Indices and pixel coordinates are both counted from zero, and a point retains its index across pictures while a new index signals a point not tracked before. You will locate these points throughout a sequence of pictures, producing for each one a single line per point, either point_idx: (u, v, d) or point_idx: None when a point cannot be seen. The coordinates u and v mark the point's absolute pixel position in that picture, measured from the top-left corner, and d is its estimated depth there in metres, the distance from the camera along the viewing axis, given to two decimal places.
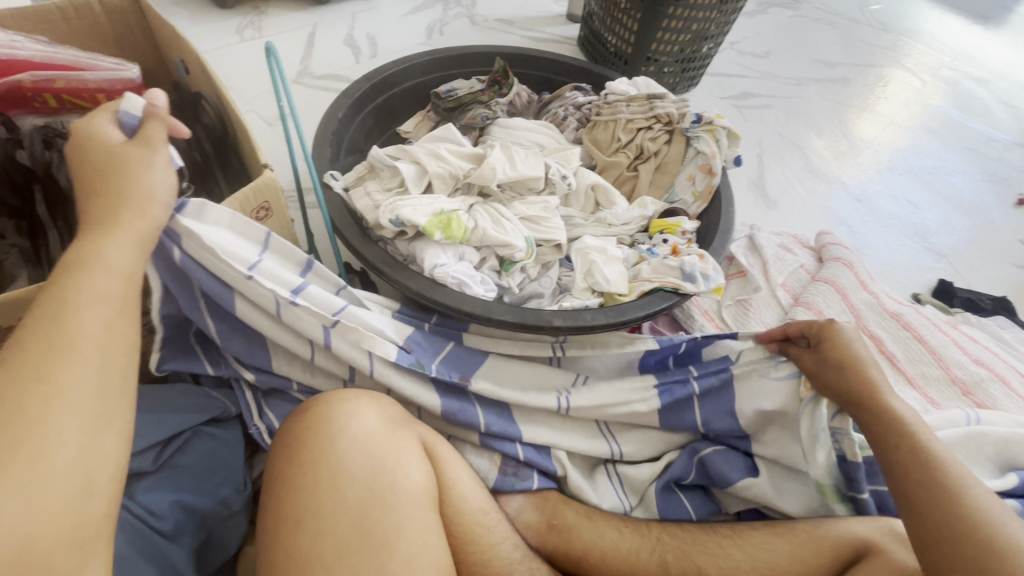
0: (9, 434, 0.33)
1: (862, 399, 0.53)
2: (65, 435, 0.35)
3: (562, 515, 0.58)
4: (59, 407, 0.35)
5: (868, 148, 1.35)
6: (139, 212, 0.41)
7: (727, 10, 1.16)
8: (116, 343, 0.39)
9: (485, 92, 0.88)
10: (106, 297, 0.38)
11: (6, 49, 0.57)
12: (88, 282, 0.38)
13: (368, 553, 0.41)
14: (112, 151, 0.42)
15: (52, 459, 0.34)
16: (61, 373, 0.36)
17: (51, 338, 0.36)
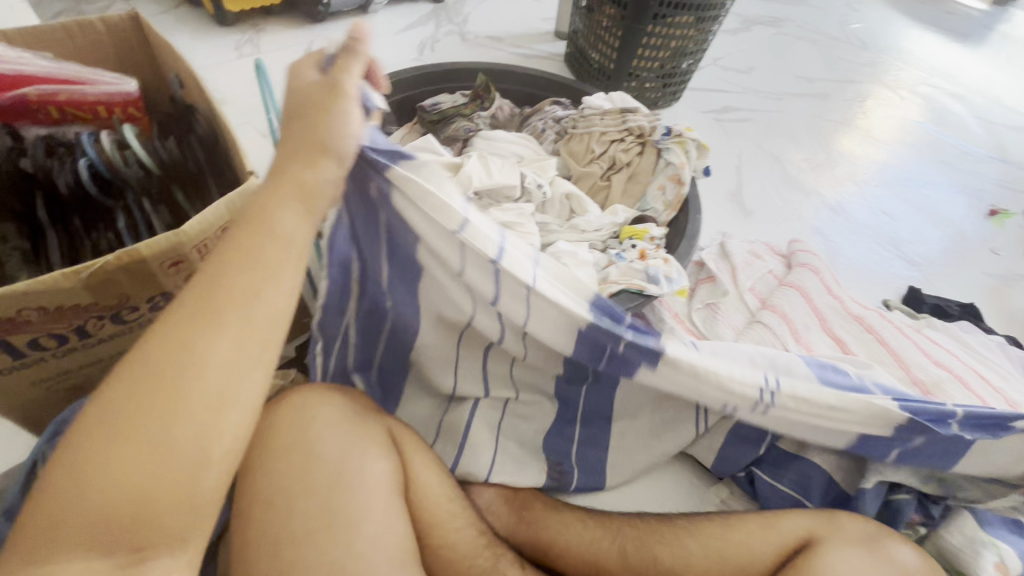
0: (155, 389, 0.35)
1: None
2: (191, 404, 0.36)
3: (531, 508, 0.63)
4: (190, 381, 0.36)
5: (845, 161, 1.39)
6: (305, 162, 0.44)
7: (704, 28, 1.21)
8: (261, 311, 0.39)
9: (467, 107, 0.93)
10: (263, 264, 0.40)
11: (14, 66, 0.61)
12: (255, 241, 0.41)
13: (334, 531, 0.44)
14: (317, 99, 0.45)
15: (173, 426, 0.35)
16: (196, 335, 0.37)
17: (207, 300, 0.38)
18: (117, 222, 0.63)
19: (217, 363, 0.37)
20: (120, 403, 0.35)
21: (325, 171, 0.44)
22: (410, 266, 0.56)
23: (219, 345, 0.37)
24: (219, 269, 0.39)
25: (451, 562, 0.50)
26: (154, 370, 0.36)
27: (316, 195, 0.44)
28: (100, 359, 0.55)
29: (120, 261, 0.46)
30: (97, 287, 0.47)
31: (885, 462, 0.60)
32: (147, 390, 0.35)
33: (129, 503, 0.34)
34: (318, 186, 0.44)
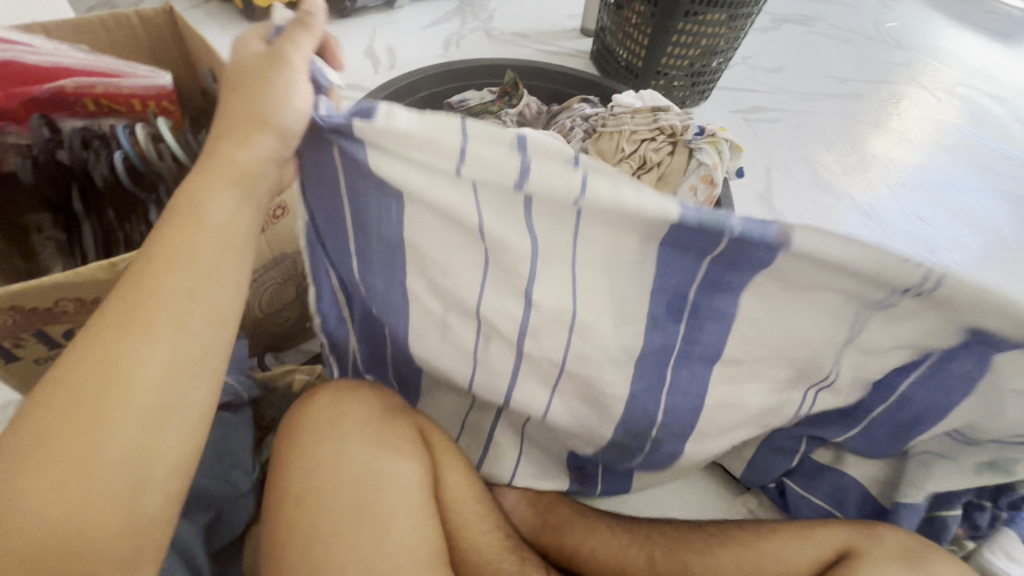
0: (90, 424, 0.41)
1: None
2: (123, 435, 0.41)
3: (556, 513, 0.62)
4: (122, 411, 0.41)
5: (879, 164, 1.35)
6: (231, 152, 0.44)
7: (736, 26, 1.18)
8: (188, 329, 0.44)
9: (495, 104, 0.93)
10: (182, 285, 0.44)
11: (53, 57, 0.61)
12: (180, 254, 0.44)
13: (364, 530, 0.43)
14: (256, 72, 0.44)
15: (109, 454, 0.41)
16: (124, 356, 0.42)
17: (134, 328, 0.42)
18: (149, 215, 0.64)
19: (145, 381, 0.42)
20: (51, 422, 0.40)
21: (256, 154, 0.44)
22: (390, 259, 0.52)
23: (147, 364, 0.42)
24: (144, 291, 0.43)
25: (479, 564, 0.50)
26: (83, 405, 0.41)
27: (243, 179, 0.45)
28: None
29: (157, 255, 0.46)
30: (133, 280, 0.47)
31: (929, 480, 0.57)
32: (79, 410, 0.40)
33: (68, 515, 0.40)
34: (251, 176, 0.45)
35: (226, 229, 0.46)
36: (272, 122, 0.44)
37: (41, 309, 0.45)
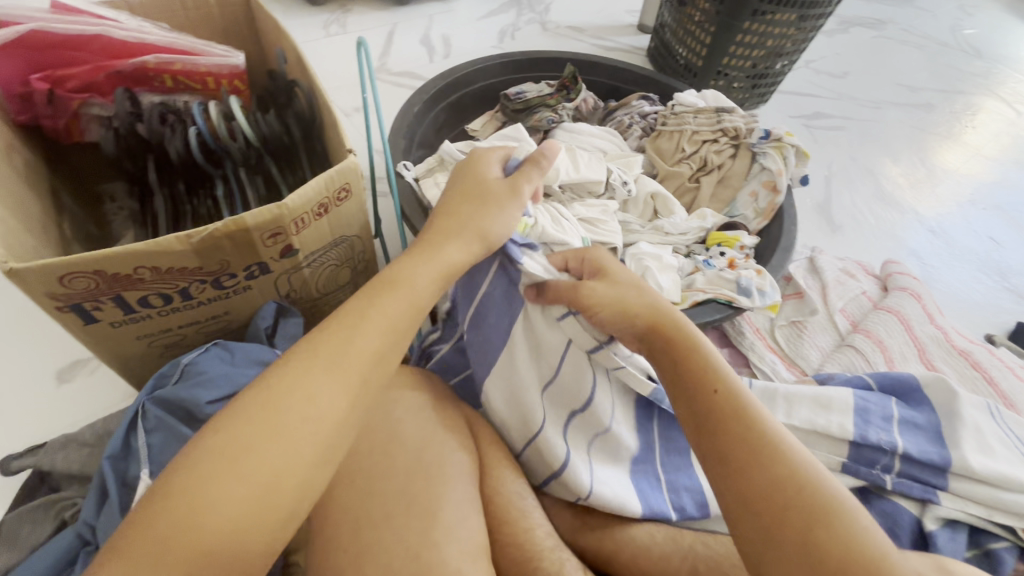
0: (271, 424, 0.37)
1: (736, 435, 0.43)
2: (295, 448, 0.37)
3: (594, 514, 0.57)
4: (304, 424, 0.37)
5: (949, 178, 1.28)
6: (457, 245, 0.48)
7: (806, 27, 1.13)
8: (375, 375, 0.41)
9: (553, 97, 0.91)
10: (382, 323, 0.43)
11: (137, 34, 0.64)
12: (385, 301, 0.44)
13: (412, 516, 0.43)
14: (495, 199, 0.50)
15: (278, 465, 0.36)
16: (314, 382, 0.39)
17: (335, 351, 0.40)
18: (217, 191, 0.65)
19: (332, 416, 0.39)
20: (245, 433, 0.36)
21: (451, 255, 0.48)
22: (492, 342, 0.55)
23: (332, 397, 0.39)
24: (349, 327, 0.42)
25: (521, 560, 0.48)
26: (272, 407, 0.37)
27: (449, 261, 0.47)
28: (196, 321, 0.56)
29: (228, 229, 0.47)
30: (204, 253, 0.48)
31: (952, 507, 0.55)
32: (272, 426, 0.37)
33: (223, 537, 0.34)
34: (458, 268, 0.48)
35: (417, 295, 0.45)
36: (488, 243, 0.49)
37: (119, 275, 0.46)
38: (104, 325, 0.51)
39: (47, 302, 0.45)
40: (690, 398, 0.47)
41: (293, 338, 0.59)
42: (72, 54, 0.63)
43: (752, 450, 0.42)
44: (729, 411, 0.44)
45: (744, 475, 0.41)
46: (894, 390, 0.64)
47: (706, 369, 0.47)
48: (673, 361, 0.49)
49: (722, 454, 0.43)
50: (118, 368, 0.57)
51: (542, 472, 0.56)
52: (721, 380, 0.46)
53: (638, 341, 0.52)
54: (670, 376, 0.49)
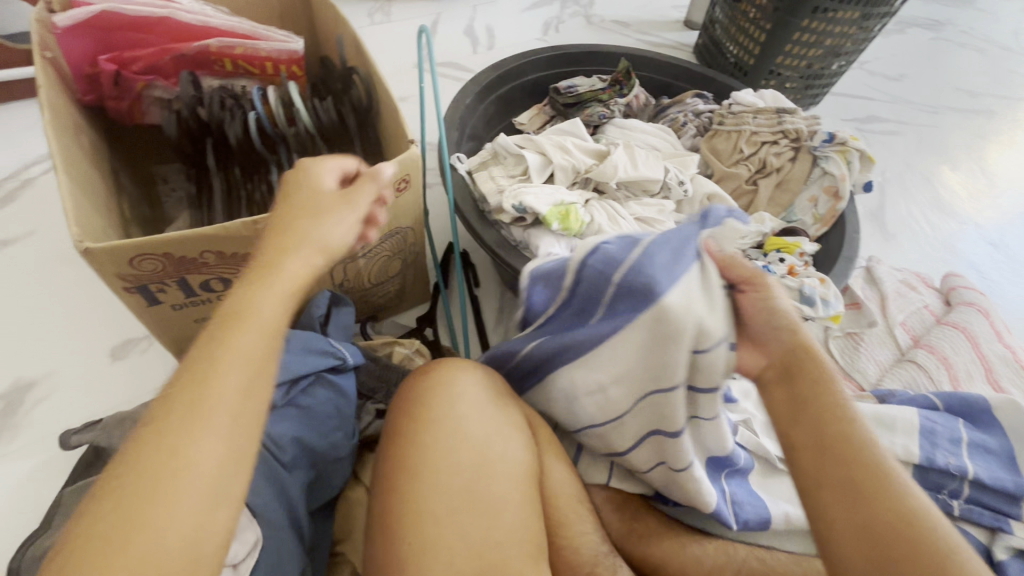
0: (139, 499, 0.31)
1: (862, 473, 0.39)
2: (178, 520, 0.31)
3: (645, 521, 0.56)
4: (180, 491, 0.31)
5: (1011, 189, 1.22)
6: (301, 259, 0.40)
7: (869, 26, 1.08)
8: (249, 412, 0.35)
9: (605, 91, 0.89)
10: (244, 356, 0.35)
11: (202, 17, 0.64)
12: (239, 332, 0.36)
13: (478, 514, 0.43)
14: (321, 208, 0.42)
15: (160, 542, 0.30)
16: (174, 443, 0.32)
17: (192, 400, 0.33)
18: (271, 176, 0.65)
19: (210, 472, 0.32)
20: (112, 517, 0.30)
21: (296, 269, 0.39)
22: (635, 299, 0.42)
23: (201, 455, 0.32)
24: (201, 369, 0.34)
25: (576, 564, 0.47)
26: (134, 480, 0.31)
27: (298, 279, 0.39)
28: None
29: None
30: None
31: None
32: (140, 502, 0.31)
33: None
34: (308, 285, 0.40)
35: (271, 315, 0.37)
36: (330, 255, 0.41)
37: (185, 258, 0.46)
38: (166, 306, 0.51)
39: (117, 281, 0.45)
40: (814, 423, 0.42)
41: (345, 328, 0.60)
42: (140, 36, 0.64)
43: (885, 485, 0.39)
44: (857, 444, 0.40)
45: (873, 513, 0.38)
46: (962, 412, 0.60)
47: (838, 397, 0.43)
48: (804, 381, 0.43)
49: (848, 488, 0.39)
50: (174, 349, 0.58)
51: (628, 439, 0.50)
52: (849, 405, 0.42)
53: (768, 355, 0.45)
54: (798, 399, 0.43)
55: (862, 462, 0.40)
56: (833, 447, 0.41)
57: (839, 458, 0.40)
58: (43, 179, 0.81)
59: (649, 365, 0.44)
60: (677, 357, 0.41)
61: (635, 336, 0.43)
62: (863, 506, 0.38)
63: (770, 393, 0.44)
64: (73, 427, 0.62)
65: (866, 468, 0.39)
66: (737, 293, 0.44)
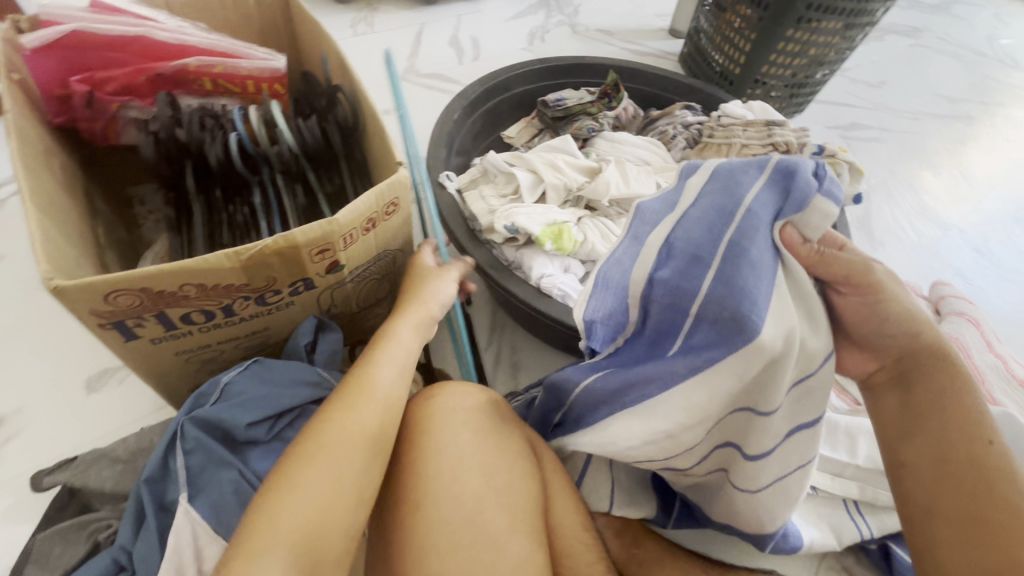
0: (329, 438, 0.41)
1: (994, 508, 0.38)
2: (351, 454, 0.41)
3: (644, 546, 0.56)
4: (352, 436, 0.41)
5: (992, 194, 1.24)
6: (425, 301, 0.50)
7: (851, 36, 1.09)
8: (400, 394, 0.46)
9: (594, 104, 0.88)
10: (400, 354, 0.47)
11: (179, 35, 0.62)
12: (396, 339, 0.48)
13: (482, 549, 0.42)
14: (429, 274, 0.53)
15: (341, 468, 0.40)
16: (353, 401, 0.43)
17: (367, 377, 0.45)
18: (254, 198, 0.63)
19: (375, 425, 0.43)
20: (310, 450, 0.40)
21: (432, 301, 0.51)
22: (726, 328, 0.40)
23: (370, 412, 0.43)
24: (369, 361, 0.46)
25: None
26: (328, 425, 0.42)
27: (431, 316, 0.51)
28: (236, 337, 0.54)
29: (278, 246, 0.45)
30: (252, 269, 0.46)
31: None
32: (329, 442, 0.41)
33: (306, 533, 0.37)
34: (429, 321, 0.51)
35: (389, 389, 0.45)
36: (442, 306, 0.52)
37: (164, 292, 0.43)
38: (143, 342, 0.48)
39: (91, 319, 0.43)
40: (944, 440, 0.40)
41: (332, 354, 0.57)
42: (112, 55, 0.61)
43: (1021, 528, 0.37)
44: (993, 473, 0.39)
45: (999, 556, 0.37)
46: None
47: (972, 415, 0.40)
48: (926, 392, 0.42)
49: (968, 518, 0.38)
50: (154, 384, 0.55)
51: (698, 454, 0.48)
52: (996, 432, 0.40)
53: (892, 360, 0.44)
54: (911, 409, 0.42)
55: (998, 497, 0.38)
56: (966, 473, 0.39)
57: (970, 483, 0.39)
58: (12, 202, 0.78)
59: (738, 392, 0.43)
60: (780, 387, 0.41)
61: (724, 379, 0.42)
62: (991, 540, 0.37)
63: (881, 396, 0.44)
64: (45, 467, 0.58)
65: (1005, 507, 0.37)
66: (842, 297, 0.43)
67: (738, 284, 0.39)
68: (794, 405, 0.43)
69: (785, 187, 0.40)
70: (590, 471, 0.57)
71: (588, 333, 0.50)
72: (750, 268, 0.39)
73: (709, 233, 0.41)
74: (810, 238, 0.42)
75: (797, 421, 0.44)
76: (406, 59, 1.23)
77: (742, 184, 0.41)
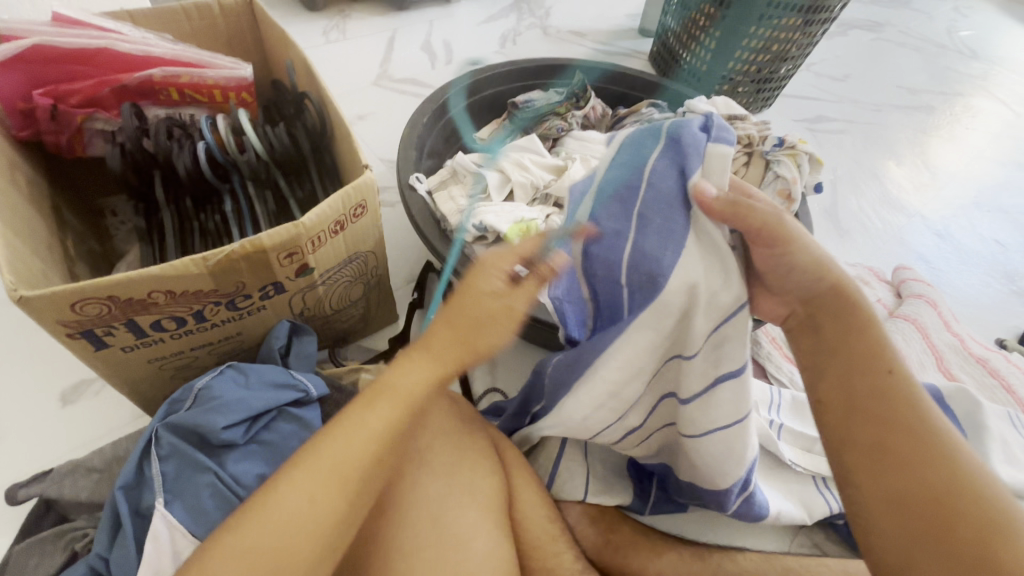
0: (298, 473, 0.39)
1: (898, 436, 0.41)
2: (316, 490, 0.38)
3: (618, 531, 0.57)
4: (321, 473, 0.39)
5: (953, 181, 1.28)
6: (460, 347, 0.42)
7: (811, 32, 1.13)
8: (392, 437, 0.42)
9: (563, 104, 0.90)
10: (399, 393, 0.42)
11: (144, 46, 0.63)
12: (400, 378, 0.42)
13: (447, 547, 0.43)
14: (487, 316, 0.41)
15: (307, 504, 0.38)
16: (335, 441, 0.40)
17: (355, 413, 0.41)
18: (225, 205, 0.64)
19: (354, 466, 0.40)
20: (279, 488, 0.38)
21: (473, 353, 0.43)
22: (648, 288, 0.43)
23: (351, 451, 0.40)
24: (366, 401, 0.42)
25: None
26: (301, 461, 0.39)
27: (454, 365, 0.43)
28: (209, 342, 0.55)
29: (245, 250, 0.46)
30: (220, 274, 0.46)
31: None
32: (302, 482, 0.38)
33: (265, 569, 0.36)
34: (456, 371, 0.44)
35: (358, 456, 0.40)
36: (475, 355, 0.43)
37: (132, 300, 0.44)
38: (115, 350, 0.49)
39: (58, 328, 0.43)
40: (862, 377, 0.43)
41: (308, 357, 0.58)
42: (78, 68, 0.62)
43: (920, 451, 0.40)
44: (892, 401, 0.42)
45: (904, 475, 0.40)
46: None
47: (875, 348, 0.43)
48: (832, 330, 0.44)
49: (877, 445, 0.41)
50: (128, 393, 0.56)
51: (635, 413, 0.51)
52: (893, 360, 0.43)
53: (800, 306, 0.45)
54: (826, 350, 0.44)
55: (905, 427, 0.41)
56: (882, 410, 0.42)
57: (886, 421, 0.41)
58: None
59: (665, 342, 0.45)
60: (695, 328, 0.43)
61: (642, 334, 0.44)
62: (902, 466, 0.40)
63: (795, 340, 0.46)
64: (21, 480, 0.58)
65: (909, 436, 0.41)
66: (770, 254, 0.42)
67: (644, 250, 0.42)
68: (715, 356, 0.44)
69: (679, 145, 0.41)
70: (563, 463, 0.59)
71: (560, 319, 0.50)
72: (651, 232, 0.42)
73: (623, 207, 0.43)
74: (720, 186, 0.41)
75: (715, 378, 0.44)
76: (380, 65, 1.24)
77: (643, 154, 0.42)
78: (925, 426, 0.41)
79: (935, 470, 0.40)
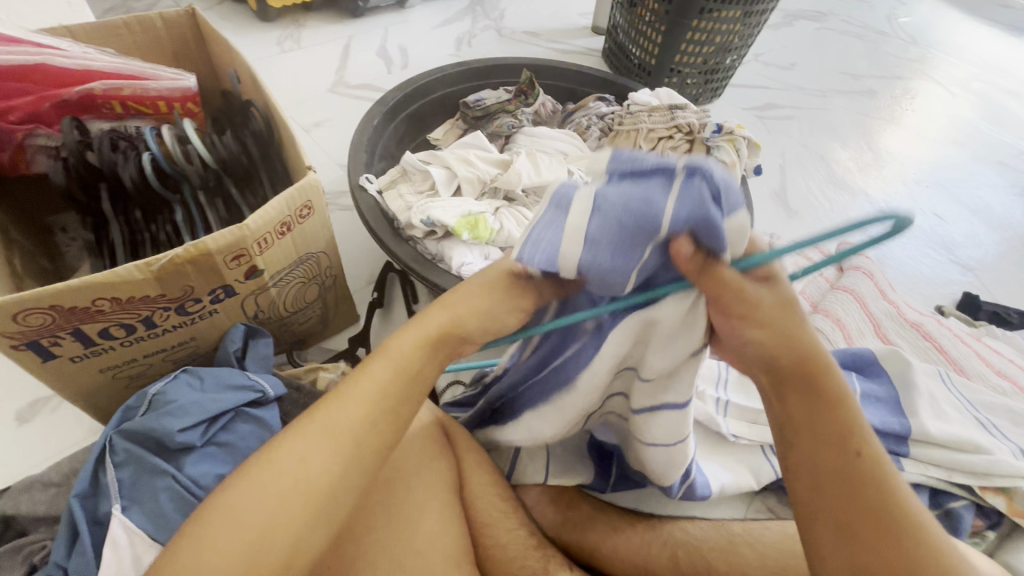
0: (252, 492, 0.37)
1: (867, 514, 0.38)
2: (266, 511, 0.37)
3: (577, 508, 0.59)
4: (278, 486, 0.38)
5: (894, 160, 1.34)
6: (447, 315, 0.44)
7: (750, 23, 1.17)
8: (368, 436, 0.41)
9: (511, 102, 0.92)
10: (384, 380, 0.42)
11: (84, 61, 0.64)
12: (399, 340, 0.43)
13: (398, 528, 0.46)
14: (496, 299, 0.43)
15: (258, 517, 0.37)
16: (303, 444, 0.39)
17: (331, 397, 0.41)
18: (175, 215, 0.64)
19: (320, 477, 0.39)
20: (234, 498, 0.37)
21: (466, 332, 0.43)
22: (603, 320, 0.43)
23: (323, 456, 0.39)
24: (342, 391, 0.41)
25: (505, 561, 0.49)
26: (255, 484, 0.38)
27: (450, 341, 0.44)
28: (162, 349, 0.55)
29: (189, 254, 0.47)
30: (166, 279, 0.47)
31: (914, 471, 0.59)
32: (260, 497, 0.37)
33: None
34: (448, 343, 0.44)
35: (324, 466, 0.39)
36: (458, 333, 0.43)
37: (77, 308, 0.45)
38: (64, 360, 0.49)
39: (2, 340, 0.44)
40: (829, 455, 0.39)
41: (264, 359, 0.59)
42: (17, 85, 0.62)
43: (885, 529, 0.38)
44: (862, 478, 0.39)
45: (867, 560, 0.37)
46: (855, 365, 0.66)
47: (844, 427, 0.40)
48: (797, 399, 0.40)
49: (845, 524, 0.38)
50: (83, 404, 0.56)
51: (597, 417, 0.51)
52: (862, 439, 0.40)
53: (765, 375, 0.40)
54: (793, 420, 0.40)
55: (873, 504, 0.38)
56: (847, 487, 0.39)
57: (853, 496, 0.38)
58: None
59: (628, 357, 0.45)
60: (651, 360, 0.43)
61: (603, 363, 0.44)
62: (869, 546, 0.37)
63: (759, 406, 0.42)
64: None
65: (878, 511, 0.38)
66: (728, 322, 0.39)
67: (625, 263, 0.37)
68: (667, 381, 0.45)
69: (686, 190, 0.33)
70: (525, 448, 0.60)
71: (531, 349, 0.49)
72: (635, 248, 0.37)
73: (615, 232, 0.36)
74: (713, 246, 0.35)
75: (661, 403, 0.46)
76: (335, 72, 1.25)
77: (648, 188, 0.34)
78: (892, 504, 0.38)
79: (898, 549, 0.37)
